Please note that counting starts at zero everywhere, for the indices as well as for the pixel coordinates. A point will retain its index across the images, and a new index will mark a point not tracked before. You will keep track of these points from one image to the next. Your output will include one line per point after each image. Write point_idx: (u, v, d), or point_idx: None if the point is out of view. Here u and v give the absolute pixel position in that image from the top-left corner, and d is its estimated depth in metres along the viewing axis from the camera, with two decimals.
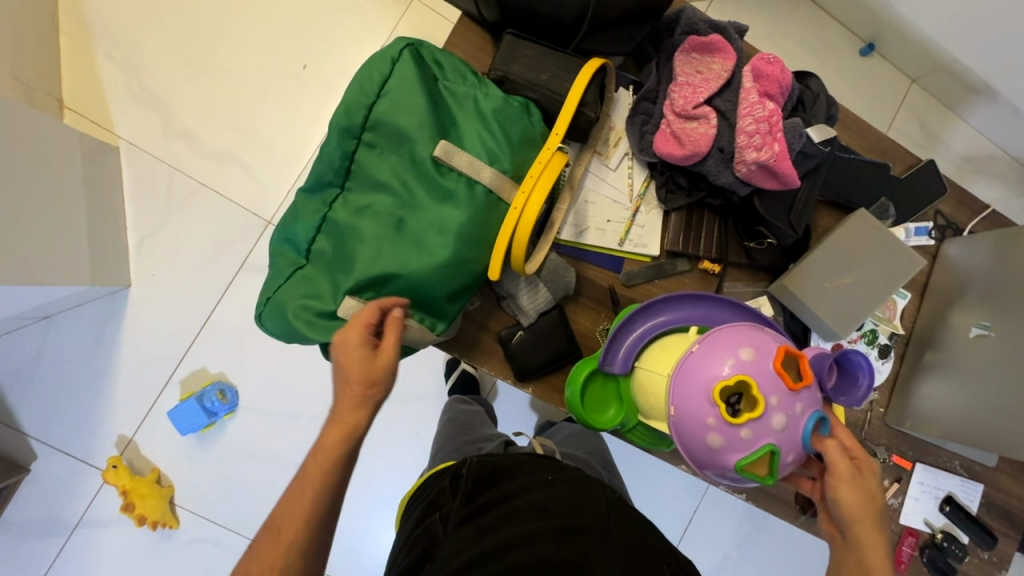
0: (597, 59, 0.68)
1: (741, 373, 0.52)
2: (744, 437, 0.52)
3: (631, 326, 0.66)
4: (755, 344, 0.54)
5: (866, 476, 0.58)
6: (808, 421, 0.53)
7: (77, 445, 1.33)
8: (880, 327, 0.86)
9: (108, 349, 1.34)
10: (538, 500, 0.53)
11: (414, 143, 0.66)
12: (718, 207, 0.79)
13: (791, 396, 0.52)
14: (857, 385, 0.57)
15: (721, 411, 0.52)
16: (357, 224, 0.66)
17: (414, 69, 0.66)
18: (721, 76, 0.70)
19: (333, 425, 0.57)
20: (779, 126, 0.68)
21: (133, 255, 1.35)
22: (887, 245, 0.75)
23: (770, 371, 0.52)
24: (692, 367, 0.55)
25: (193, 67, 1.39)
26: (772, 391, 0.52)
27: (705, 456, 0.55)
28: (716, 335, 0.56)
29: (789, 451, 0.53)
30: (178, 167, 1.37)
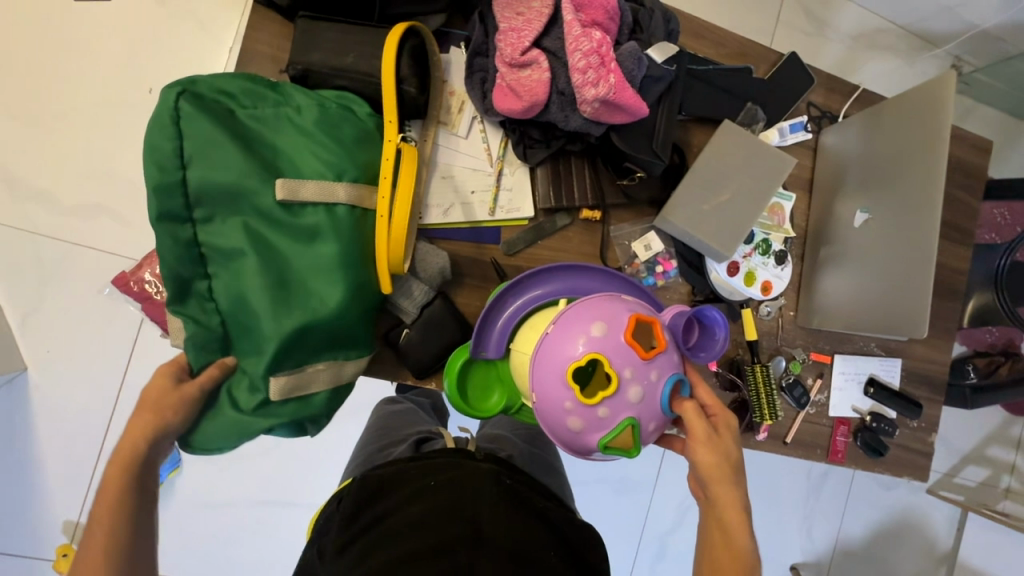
0: (403, 24, 0.62)
1: (589, 352, 0.47)
2: (602, 416, 0.47)
3: (502, 306, 0.61)
4: (606, 318, 0.48)
5: (722, 432, 0.55)
6: (665, 387, 0.48)
7: (21, 544, 1.26)
8: (771, 236, 0.84)
9: (25, 439, 1.26)
10: (415, 514, 0.49)
11: (250, 194, 0.57)
12: (582, 152, 0.75)
13: (645, 365, 0.47)
14: (714, 340, 0.51)
15: (576, 393, 0.47)
16: (240, 303, 0.57)
17: (204, 114, 0.55)
18: (543, 13, 0.64)
19: (113, 461, 0.52)
20: (611, 56, 0.63)
21: (19, 337, 1.25)
22: (757, 152, 0.73)
23: (622, 343, 0.47)
24: (548, 352, 0.49)
25: (23, 119, 1.25)
26: (622, 365, 0.47)
27: (567, 442, 0.50)
28: (568, 312, 0.50)
29: (651, 420, 0.49)
30: (42, 232, 1.25)
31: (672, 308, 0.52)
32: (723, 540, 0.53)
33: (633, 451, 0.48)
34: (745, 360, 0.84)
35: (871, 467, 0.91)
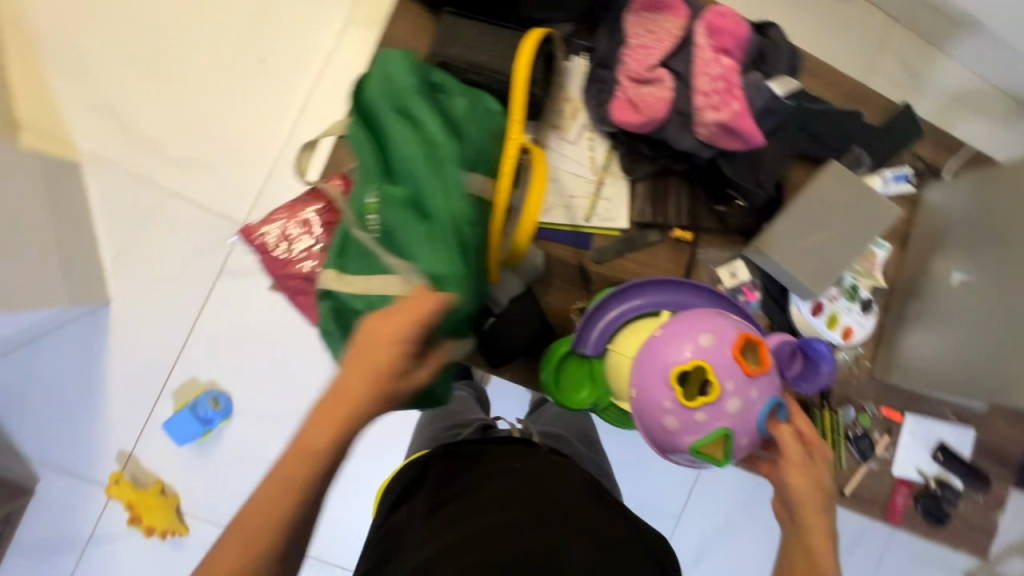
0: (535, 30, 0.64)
1: (697, 358, 0.52)
2: (700, 421, 0.51)
3: (604, 312, 0.64)
4: (714, 330, 0.53)
5: (818, 461, 0.57)
6: (764, 406, 0.52)
7: (77, 464, 1.34)
8: (860, 282, 0.83)
9: (98, 367, 1.34)
10: (510, 489, 0.53)
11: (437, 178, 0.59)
12: (686, 173, 0.76)
13: (748, 381, 0.51)
14: (817, 369, 0.64)
15: (677, 394, 0.52)
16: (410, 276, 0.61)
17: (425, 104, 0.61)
18: (674, 34, 0.66)
19: (320, 419, 0.51)
20: (736, 84, 0.65)
21: (109, 271, 1.34)
22: (860, 196, 0.73)
23: (728, 357, 0.51)
24: (653, 353, 0.54)
25: (147, 73, 1.35)
26: (727, 376, 0.51)
27: (659, 438, 0.54)
28: (679, 320, 0.54)
29: (744, 434, 0.53)
30: (145, 178, 1.34)
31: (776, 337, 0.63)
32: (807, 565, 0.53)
33: (722, 460, 0.52)
34: (814, 404, 0.83)
35: (930, 536, 0.88)
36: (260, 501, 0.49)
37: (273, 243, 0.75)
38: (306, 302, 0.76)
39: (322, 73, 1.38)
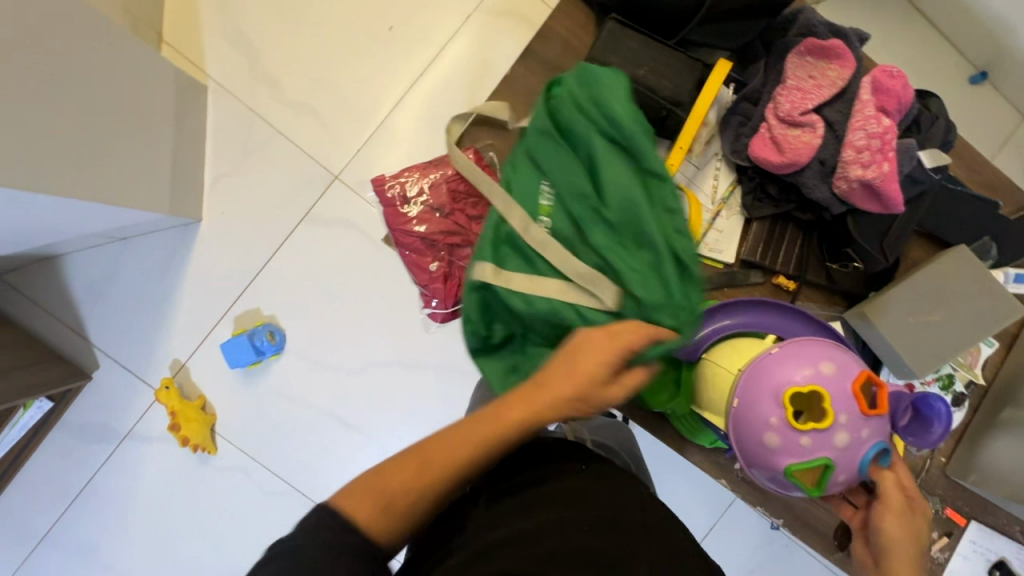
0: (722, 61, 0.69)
1: (816, 385, 0.56)
2: (805, 444, 0.56)
3: (709, 320, 0.69)
4: (837, 362, 0.57)
5: (916, 515, 0.61)
6: (870, 447, 0.56)
7: (135, 362, 1.41)
8: (958, 373, 0.81)
9: (174, 277, 1.41)
10: (571, 488, 0.57)
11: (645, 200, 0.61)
12: (804, 222, 0.75)
13: (861, 419, 0.55)
14: (930, 432, 0.57)
15: (787, 414, 0.56)
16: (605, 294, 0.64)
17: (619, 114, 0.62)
18: (836, 84, 0.66)
19: (521, 398, 0.55)
20: (891, 145, 0.64)
21: (207, 191, 1.41)
22: (984, 285, 0.70)
23: (846, 390, 0.56)
24: (769, 370, 0.59)
25: (286, 17, 1.42)
26: (843, 408, 0.55)
27: (755, 450, 0.59)
28: (801, 346, 0.59)
29: (842, 469, 0.56)
30: (258, 113, 1.41)
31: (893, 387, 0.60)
32: None
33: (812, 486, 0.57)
34: None
35: None
36: (403, 470, 0.51)
37: (399, 198, 0.85)
38: (416, 258, 0.84)
39: (444, 49, 1.42)
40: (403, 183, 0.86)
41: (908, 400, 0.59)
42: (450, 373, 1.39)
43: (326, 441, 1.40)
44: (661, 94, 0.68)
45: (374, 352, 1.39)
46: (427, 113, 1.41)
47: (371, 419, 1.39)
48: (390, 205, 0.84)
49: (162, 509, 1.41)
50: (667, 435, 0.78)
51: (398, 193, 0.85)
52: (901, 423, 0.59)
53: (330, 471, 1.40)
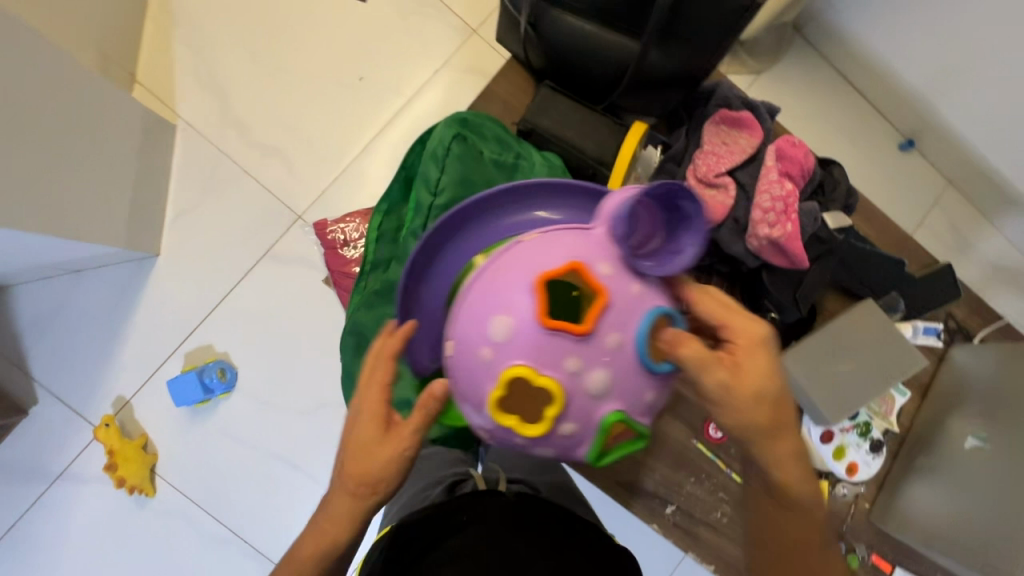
0: (639, 123, 0.76)
1: (513, 361, 0.51)
2: (570, 433, 0.52)
3: (419, 297, 0.64)
4: (507, 318, 0.52)
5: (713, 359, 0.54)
6: (637, 337, 0.51)
7: (75, 397, 1.37)
8: (874, 421, 0.90)
9: (126, 311, 1.39)
10: (469, 545, 0.65)
11: None
12: (726, 275, 0.81)
13: (580, 349, 0.50)
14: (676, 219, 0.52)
15: (519, 428, 0.52)
16: None
17: (461, 148, 0.68)
18: (745, 151, 0.74)
19: (319, 525, 0.60)
20: (794, 208, 0.71)
21: (167, 227, 1.42)
22: (889, 339, 0.78)
23: (537, 339, 0.51)
24: (470, 381, 0.54)
25: (259, 63, 1.48)
26: (555, 361, 0.50)
27: (558, 455, 0.55)
28: (468, 327, 0.54)
29: (634, 396, 0.52)
30: (226, 152, 1.45)
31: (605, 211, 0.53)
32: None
33: (638, 439, 0.53)
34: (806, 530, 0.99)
35: None
36: None
37: (341, 241, 0.92)
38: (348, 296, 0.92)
39: (412, 100, 1.51)
40: (345, 229, 0.93)
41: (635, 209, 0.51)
42: None
43: (273, 484, 1.36)
44: (588, 154, 0.76)
45: (328, 392, 1.38)
46: (392, 158, 1.48)
47: (320, 460, 1.37)
48: (332, 247, 0.92)
49: (91, 555, 1.34)
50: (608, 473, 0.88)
51: (339, 236, 0.93)
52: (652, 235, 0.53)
53: (274, 516, 1.36)
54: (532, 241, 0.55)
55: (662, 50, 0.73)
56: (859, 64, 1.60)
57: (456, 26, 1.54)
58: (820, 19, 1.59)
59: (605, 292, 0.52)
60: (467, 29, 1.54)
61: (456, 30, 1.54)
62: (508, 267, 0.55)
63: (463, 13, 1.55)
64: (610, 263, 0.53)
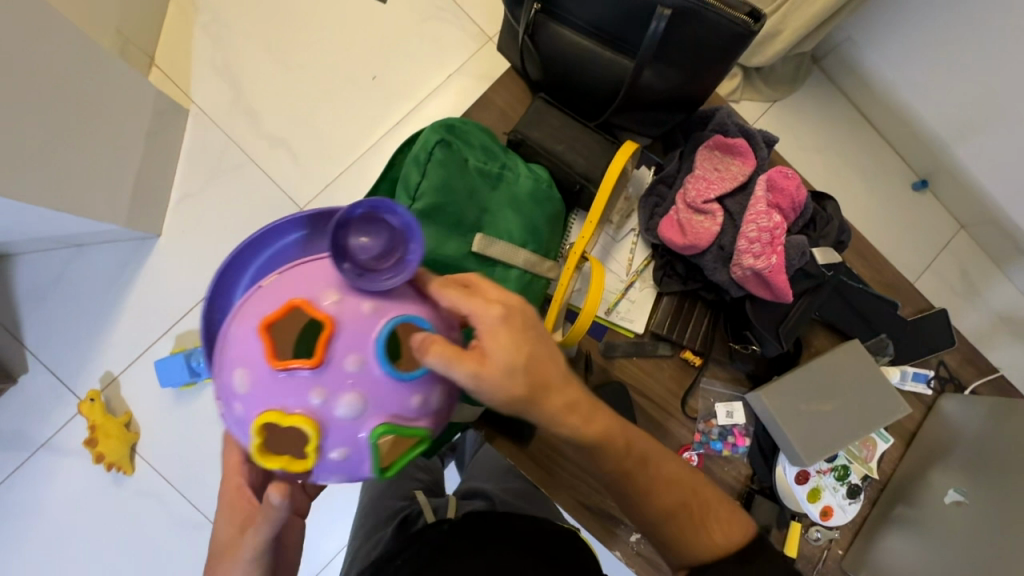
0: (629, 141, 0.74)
1: (264, 406, 0.53)
2: (344, 457, 0.53)
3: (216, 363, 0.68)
4: (246, 369, 0.54)
5: (472, 354, 0.55)
6: (377, 352, 0.53)
7: (64, 370, 1.38)
8: (854, 465, 0.87)
9: (123, 288, 1.41)
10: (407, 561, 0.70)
11: (441, 247, 0.65)
12: (711, 302, 0.83)
13: (319, 381, 0.52)
14: (386, 226, 0.57)
15: (292, 467, 0.53)
16: None
17: (447, 154, 0.65)
18: (737, 179, 0.73)
19: None
20: (781, 240, 0.70)
21: (170, 209, 1.43)
22: (873, 382, 0.76)
23: (277, 383, 0.52)
24: (242, 433, 0.56)
25: (274, 56, 1.50)
26: (300, 398, 0.52)
27: (351, 477, 0.56)
28: (222, 383, 0.56)
29: (396, 406, 0.54)
30: (235, 141, 1.47)
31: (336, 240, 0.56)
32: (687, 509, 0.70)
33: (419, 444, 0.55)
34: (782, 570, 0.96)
35: None
36: None
37: None
38: None
39: (423, 102, 1.52)
40: None
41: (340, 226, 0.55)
42: None
43: None
44: (576, 170, 0.76)
45: None
46: None
47: None
48: None
49: (63, 530, 1.34)
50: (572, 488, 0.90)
51: None
52: (374, 244, 0.57)
53: None
54: (266, 286, 0.56)
55: (657, 71, 0.72)
56: (876, 99, 1.58)
57: (472, 33, 1.55)
58: (840, 51, 1.58)
59: (332, 320, 0.53)
60: (483, 37, 1.56)
61: (472, 37, 1.56)
62: (248, 316, 0.56)
63: (481, 21, 1.56)
64: (337, 291, 0.55)
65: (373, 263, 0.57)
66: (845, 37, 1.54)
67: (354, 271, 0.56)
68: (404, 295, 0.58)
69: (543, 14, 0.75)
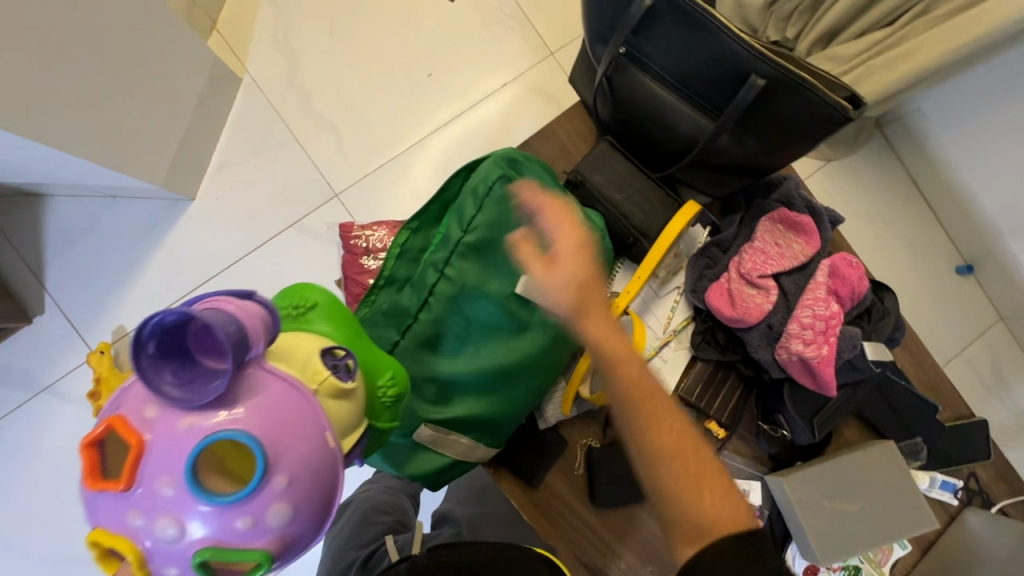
0: (692, 204, 0.77)
1: (91, 527, 0.49)
2: None
3: None
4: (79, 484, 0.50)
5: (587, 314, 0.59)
6: (187, 477, 0.46)
7: (80, 317, 1.39)
8: (866, 567, 0.88)
9: (150, 246, 1.41)
10: None
11: (487, 282, 0.68)
12: (746, 376, 0.85)
13: (130, 505, 0.47)
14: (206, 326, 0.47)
15: None
16: (425, 350, 0.68)
17: (504, 191, 0.68)
18: (798, 258, 0.78)
19: None
20: (834, 330, 0.75)
21: (208, 174, 1.43)
22: (899, 491, 0.79)
23: (94, 504, 0.48)
24: None
25: (335, 37, 1.49)
26: (115, 523, 0.47)
27: None
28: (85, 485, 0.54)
29: (221, 529, 0.47)
30: (282, 116, 1.46)
31: (159, 348, 0.47)
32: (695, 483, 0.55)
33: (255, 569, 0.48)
34: None
35: None
36: None
37: (362, 248, 0.91)
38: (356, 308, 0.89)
39: (475, 106, 1.50)
40: (368, 236, 0.92)
41: (159, 333, 0.46)
42: None
43: None
44: (632, 223, 0.79)
45: None
46: (442, 160, 1.49)
47: None
48: (350, 252, 0.91)
49: (51, 475, 1.34)
50: (577, 546, 0.85)
51: (361, 244, 0.92)
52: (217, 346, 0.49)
53: None
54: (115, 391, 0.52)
55: (735, 137, 0.72)
56: (935, 175, 1.53)
57: (534, 44, 1.53)
58: (905, 121, 1.53)
59: (144, 440, 0.47)
60: (546, 49, 1.54)
61: (534, 47, 1.53)
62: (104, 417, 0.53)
63: (545, 33, 1.54)
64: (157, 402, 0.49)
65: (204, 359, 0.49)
66: (914, 109, 1.48)
67: (178, 381, 0.48)
68: (236, 398, 0.49)
69: (626, 59, 0.73)
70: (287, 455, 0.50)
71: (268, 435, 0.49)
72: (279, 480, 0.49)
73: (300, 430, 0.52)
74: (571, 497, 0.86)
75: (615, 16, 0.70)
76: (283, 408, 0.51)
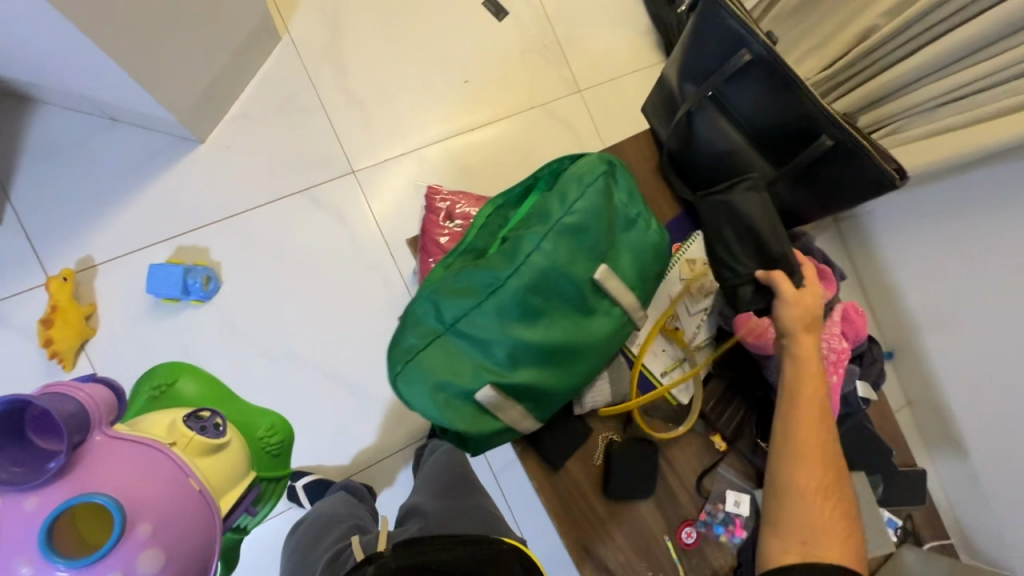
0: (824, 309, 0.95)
1: None
2: None
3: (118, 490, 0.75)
4: None
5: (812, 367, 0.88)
6: (44, 537, 0.65)
7: (41, 237, 1.26)
8: None
9: (142, 179, 1.33)
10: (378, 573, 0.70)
11: (572, 264, 0.74)
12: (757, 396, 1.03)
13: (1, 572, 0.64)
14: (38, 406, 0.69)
15: None
16: (506, 314, 0.73)
17: (603, 185, 0.76)
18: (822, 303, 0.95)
19: None
20: (843, 365, 0.93)
21: (224, 121, 1.39)
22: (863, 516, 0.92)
23: None
24: None
25: (381, 22, 1.52)
26: None
27: None
28: None
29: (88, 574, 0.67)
30: (313, 83, 1.45)
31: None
32: (822, 523, 0.81)
33: None
34: None
35: None
36: None
37: None
38: None
39: (502, 119, 1.58)
40: None
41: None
42: (362, 400, 1.39)
43: None
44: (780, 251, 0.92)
45: (301, 347, 1.38)
46: (461, 162, 1.53)
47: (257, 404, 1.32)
48: None
49: None
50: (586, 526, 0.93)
51: None
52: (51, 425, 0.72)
53: None
54: None
55: (789, 184, 0.99)
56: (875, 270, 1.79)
57: (566, 79, 1.65)
58: (858, 220, 1.79)
59: None
60: (575, 86, 1.65)
61: (565, 81, 1.65)
62: None
63: (578, 71, 1.66)
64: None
65: (42, 439, 0.71)
66: (867, 211, 1.74)
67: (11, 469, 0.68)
68: (64, 474, 0.70)
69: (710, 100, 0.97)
70: (144, 509, 0.73)
71: (123, 495, 0.72)
72: (141, 529, 0.71)
73: (151, 483, 0.75)
74: (587, 483, 0.95)
75: (711, 66, 0.94)
76: (137, 463, 0.75)
